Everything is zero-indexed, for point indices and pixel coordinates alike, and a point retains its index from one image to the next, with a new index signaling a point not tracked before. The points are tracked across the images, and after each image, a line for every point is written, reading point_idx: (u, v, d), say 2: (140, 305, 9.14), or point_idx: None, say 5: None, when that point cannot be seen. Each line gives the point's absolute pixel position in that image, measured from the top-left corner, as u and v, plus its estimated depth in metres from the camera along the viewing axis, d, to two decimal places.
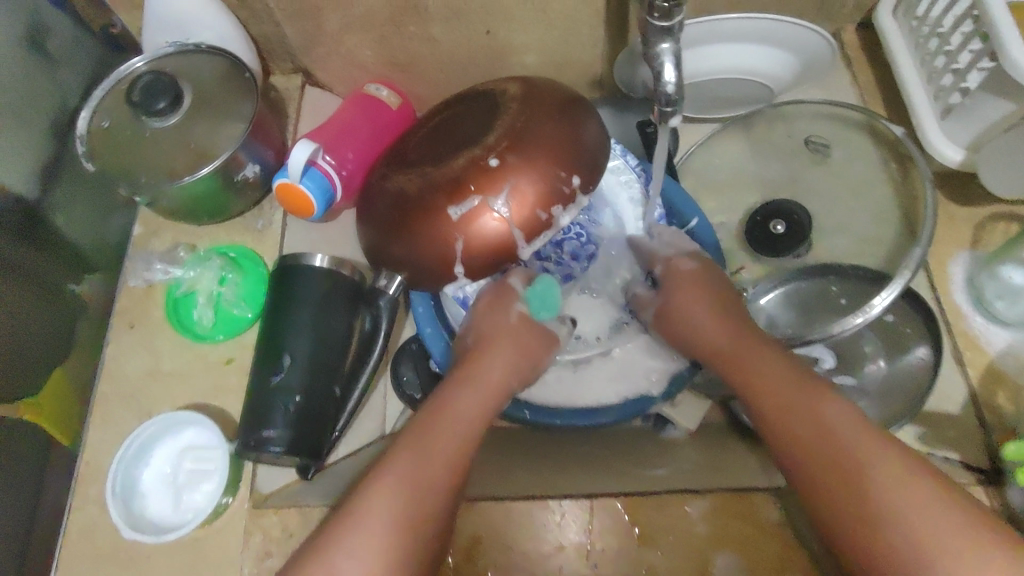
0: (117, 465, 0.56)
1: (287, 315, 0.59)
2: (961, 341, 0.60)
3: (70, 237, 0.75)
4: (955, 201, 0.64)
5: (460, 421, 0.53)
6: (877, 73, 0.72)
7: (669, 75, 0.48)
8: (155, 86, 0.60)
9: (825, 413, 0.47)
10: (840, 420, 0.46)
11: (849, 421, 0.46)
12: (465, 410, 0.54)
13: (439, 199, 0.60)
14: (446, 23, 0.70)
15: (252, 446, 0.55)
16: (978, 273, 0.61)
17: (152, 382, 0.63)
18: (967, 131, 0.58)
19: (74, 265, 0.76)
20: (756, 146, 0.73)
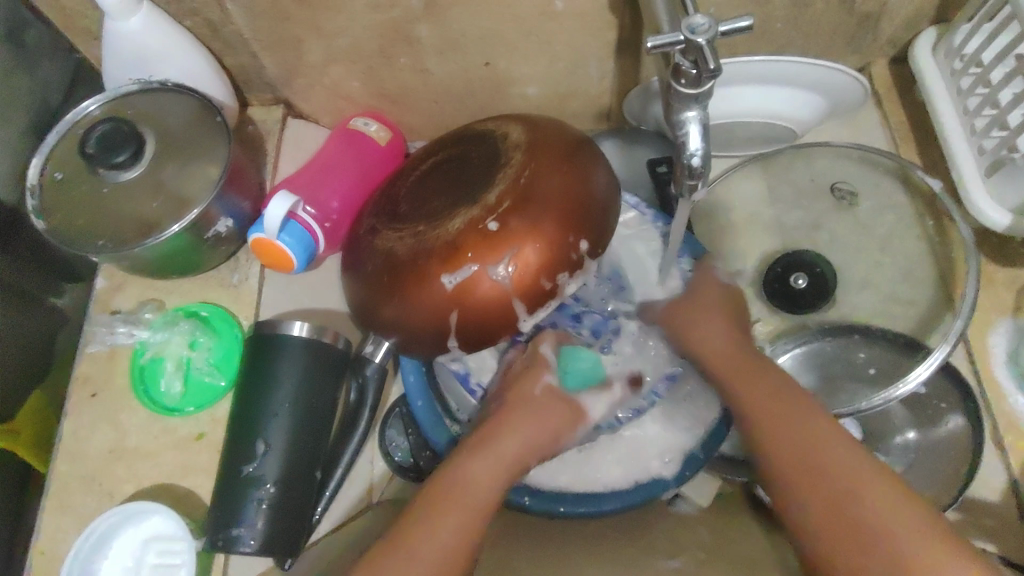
0: (71, 563, 0.50)
1: (262, 395, 0.52)
2: (1000, 421, 0.54)
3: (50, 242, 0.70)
4: (995, 262, 0.58)
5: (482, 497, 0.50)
6: (909, 111, 0.66)
7: (695, 144, 0.43)
8: (114, 138, 0.54)
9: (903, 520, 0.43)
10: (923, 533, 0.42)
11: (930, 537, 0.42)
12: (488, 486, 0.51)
13: (434, 265, 0.56)
14: (440, 55, 0.64)
15: (222, 545, 0.50)
16: (1021, 345, 0.55)
17: (117, 460, 0.57)
18: (1018, 191, 0.54)
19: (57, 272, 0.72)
20: (775, 191, 0.67)
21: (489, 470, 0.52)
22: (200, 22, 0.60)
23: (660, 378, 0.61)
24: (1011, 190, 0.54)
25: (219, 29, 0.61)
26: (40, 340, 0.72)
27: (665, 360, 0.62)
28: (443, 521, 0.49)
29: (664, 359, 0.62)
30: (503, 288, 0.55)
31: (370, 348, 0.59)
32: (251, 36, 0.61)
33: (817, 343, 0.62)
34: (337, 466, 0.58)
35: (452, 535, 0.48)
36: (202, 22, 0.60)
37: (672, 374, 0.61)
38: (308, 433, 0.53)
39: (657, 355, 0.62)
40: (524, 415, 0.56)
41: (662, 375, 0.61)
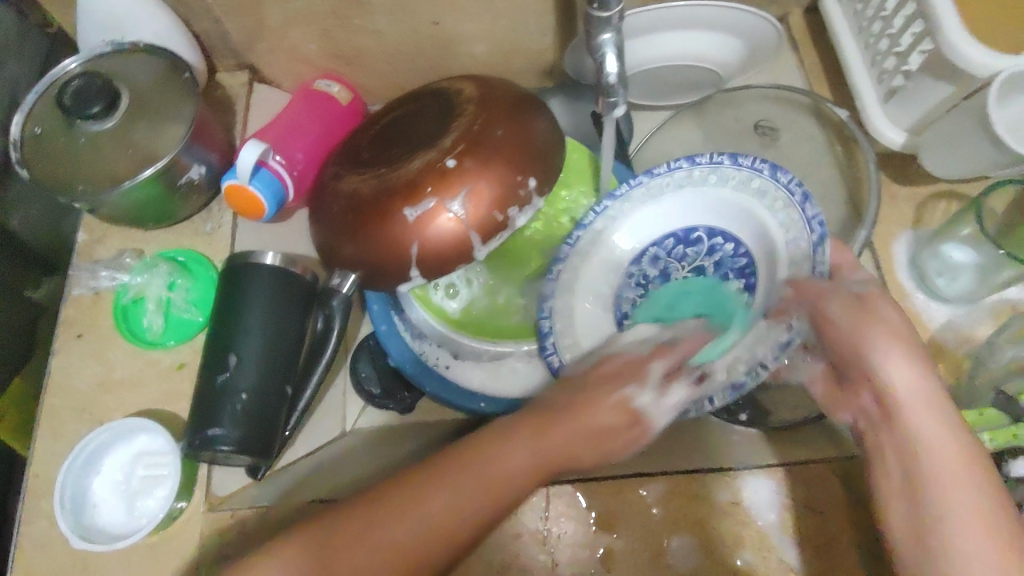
0: (65, 476, 0.56)
1: (237, 316, 0.58)
2: (903, 318, 0.60)
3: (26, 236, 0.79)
4: (898, 182, 0.65)
5: (515, 481, 0.47)
6: (823, 55, 0.73)
7: (611, 66, 0.49)
8: (88, 91, 0.59)
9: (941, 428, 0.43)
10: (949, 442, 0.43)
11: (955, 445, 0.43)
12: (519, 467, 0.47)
13: (394, 201, 0.59)
14: (391, 15, 0.68)
15: (199, 446, 0.55)
16: (921, 252, 0.61)
17: (105, 393, 0.62)
18: (908, 115, 0.59)
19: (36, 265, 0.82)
20: (708, 133, 0.73)
21: (536, 454, 0.48)
22: None
23: (724, 388, 0.52)
24: (906, 114, 0.59)
25: None
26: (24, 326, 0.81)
27: (744, 371, 0.52)
28: (457, 486, 0.46)
29: (740, 369, 0.52)
30: (459, 222, 0.58)
31: (336, 280, 0.62)
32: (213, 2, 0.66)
33: None
34: (306, 390, 0.62)
35: (453, 504, 0.45)
36: None
37: (739, 388, 0.52)
38: (278, 348, 0.58)
39: (737, 368, 0.53)
40: (592, 403, 0.50)
41: (728, 384, 0.52)
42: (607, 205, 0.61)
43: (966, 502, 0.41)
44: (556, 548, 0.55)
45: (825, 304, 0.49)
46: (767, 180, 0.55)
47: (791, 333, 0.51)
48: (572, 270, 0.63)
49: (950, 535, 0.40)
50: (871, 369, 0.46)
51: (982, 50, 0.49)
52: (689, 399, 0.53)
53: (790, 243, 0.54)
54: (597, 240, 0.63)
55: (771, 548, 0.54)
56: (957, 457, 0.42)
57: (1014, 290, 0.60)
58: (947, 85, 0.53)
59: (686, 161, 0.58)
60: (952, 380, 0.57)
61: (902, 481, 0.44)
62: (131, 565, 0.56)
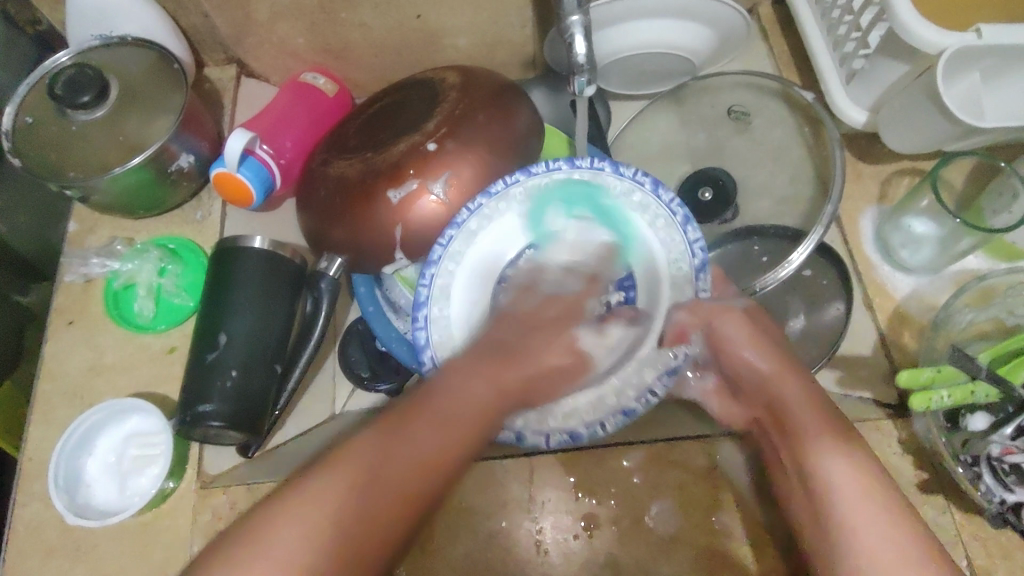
0: (59, 455, 0.57)
1: (226, 296, 0.59)
2: (870, 288, 0.64)
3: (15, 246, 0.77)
4: (863, 160, 0.69)
5: (438, 415, 0.50)
6: (792, 44, 0.76)
7: (580, 46, 0.53)
8: (79, 81, 0.60)
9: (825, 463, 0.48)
10: (838, 472, 0.47)
11: (845, 472, 0.47)
12: (444, 406, 0.51)
13: (379, 184, 0.60)
14: (375, 9, 0.70)
15: (191, 422, 0.56)
16: (884, 225, 0.65)
17: (96, 376, 0.63)
18: (869, 95, 0.63)
19: (23, 274, 0.79)
20: (685, 118, 0.75)
21: (481, 395, 0.53)
22: None
23: (616, 412, 0.56)
24: (865, 94, 0.64)
25: None
26: (9, 331, 0.79)
27: (633, 396, 0.57)
28: (445, 417, 0.51)
29: (631, 394, 0.57)
30: (441, 204, 0.60)
31: (325, 263, 0.64)
32: None
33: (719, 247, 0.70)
34: (297, 368, 0.63)
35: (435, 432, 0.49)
36: None
37: (632, 411, 0.56)
38: (266, 329, 0.60)
39: (629, 390, 0.57)
40: (542, 345, 0.59)
41: (620, 409, 0.56)
42: (482, 203, 0.61)
43: (862, 509, 0.45)
44: (539, 515, 0.57)
45: (725, 326, 0.57)
46: (650, 195, 0.60)
47: (680, 356, 0.57)
48: (446, 277, 0.62)
49: (851, 539, 0.45)
50: (768, 382, 0.54)
51: (933, 30, 0.52)
52: (587, 423, 0.57)
53: (674, 263, 0.59)
54: (469, 241, 0.62)
55: (746, 510, 0.56)
56: (859, 474, 0.46)
57: (974, 260, 0.63)
58: (905, 64, 0.58)
59: (565, 162, 0.61)
60: (916, 346, 0.61)
61: (806, 493, 0.49)
62: (124, 541, 0.57)
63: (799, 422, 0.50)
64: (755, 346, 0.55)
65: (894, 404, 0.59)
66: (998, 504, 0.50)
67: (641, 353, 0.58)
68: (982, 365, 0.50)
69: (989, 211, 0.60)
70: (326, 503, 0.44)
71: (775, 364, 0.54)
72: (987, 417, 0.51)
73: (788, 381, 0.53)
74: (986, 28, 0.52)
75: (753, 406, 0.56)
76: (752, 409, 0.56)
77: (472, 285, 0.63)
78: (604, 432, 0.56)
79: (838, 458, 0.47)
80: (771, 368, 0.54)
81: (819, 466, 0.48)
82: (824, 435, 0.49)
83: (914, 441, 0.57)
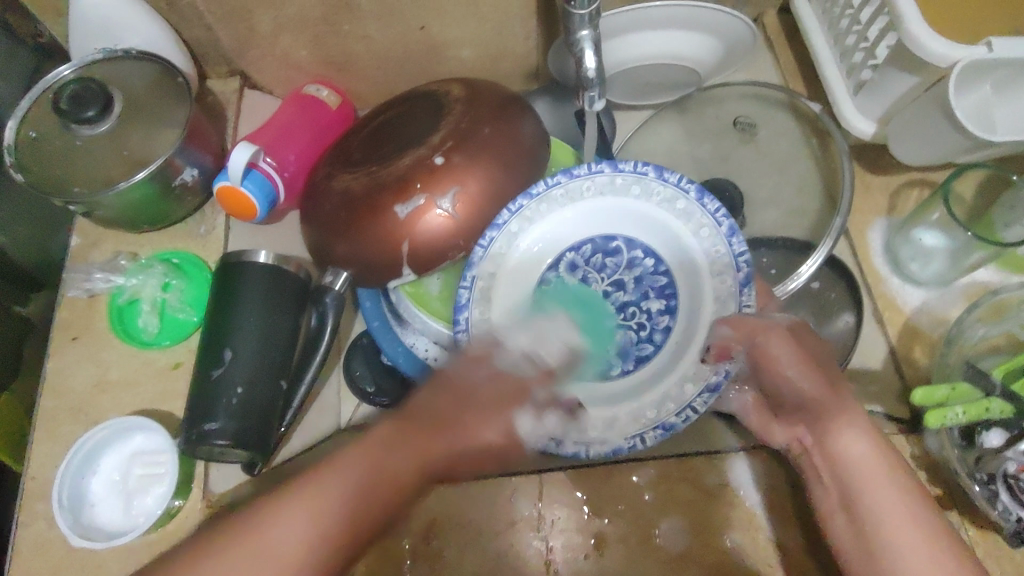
0: (64, 476, 0.56)
1: (232, 312, 0.59)
2: (880, 301, 0.64)
3: (14, 257, 0.76)
4: (872, 172, 0.69)
5: (377, 471, 0.47)
6: (798, 55, 0.76)
7: (590, 61, 0.54)
8: (84, 95, 0.60)
9: (846, 455, 0.48)
10: (861, 462, 0.47)
11: (869, 462, 0.47)
12: (391, 462, 0.48)
13: (386, 198, 0.60)
14: (379, 21, 0.70)
15: (196, 440, 0.56)
16: (894, 238, 0.65)
17: (99, 393, 0.63)
18: (878, 106, 0.63)
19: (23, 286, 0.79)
20: (690, 128, 0.74)
21: (420, 446, 0.50)
22: None
23: (654, 427, 0.56)
24: (874, 106, 0.63)
25: (173, 4, 0.67)
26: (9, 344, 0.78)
27: (673, 411, 0.56)
28: (405, 452, 0.49)
29: (669, 410, 0.56)
30: (449, 220, 0.60)
31: (330, 278, 0.64)
32: (204, 9, 0.67)
33: None
34: (302, 386, 0.63)
35: (396, 476, 0.48)
36: None
37: (671, 426, 0.56)
38: (271, 345, 0.59)
39: (668, 406, 0.56)
40: (477, 422, 0.51)
41: (659, 424, 0.56)
42: (523, 204, 0.61)
43: (898, 513, 0.45)
44: (549, 534, 0.57)
45: (767, 343, 0.53)
46: (694, 203, 0.59)
47: (720, 374, 0.55)
48: (484, 286, 0.61)
49: (878, 526, 0.45)
50: (808, 395, 0.51)
51: (943, 42, 0.52)
52: (627, 436, 0.56)
53: (716, 273, 0.58)
54: (511, 243, 0.62)
55: (758, 527, 0.56)
56: (879, 460, 0.47)
57: (982, 273, 0.64)
58: (915, 75, 0.57)
59: (608, 166, 0.60)
60: (928, 361, 0.61)
61: (833, 483, 0.48)
62: (130, 562, 0.57)
63: (823, 412, 0.50)
64: (802, 365, 0.52)
65: (905, 419, 0.59)
66: (1016, 522, 0.49)
67: (683, 367, 0.57)
68: (996, 383, 0.51)
69: (1001, 223, 0.61)
70: (286, 539, 0.43)
71: (820, 384, 0.51)
72: (1004, 432, 0.50)
73: (835, 398, 0.50)
74: (998, 41, 0.52)
75: (794, 420, 0.53)
76: (793, 419, 0.53)
77: (512, 283, 0.62)
78: (643, 446, 0.56)
79: (857, 438, 0.48)
80: (815, 387, 0.51)
81: (838, 451, 0.48)
82: (837, 417, 0.49)
83: (927, 456, 0.56)
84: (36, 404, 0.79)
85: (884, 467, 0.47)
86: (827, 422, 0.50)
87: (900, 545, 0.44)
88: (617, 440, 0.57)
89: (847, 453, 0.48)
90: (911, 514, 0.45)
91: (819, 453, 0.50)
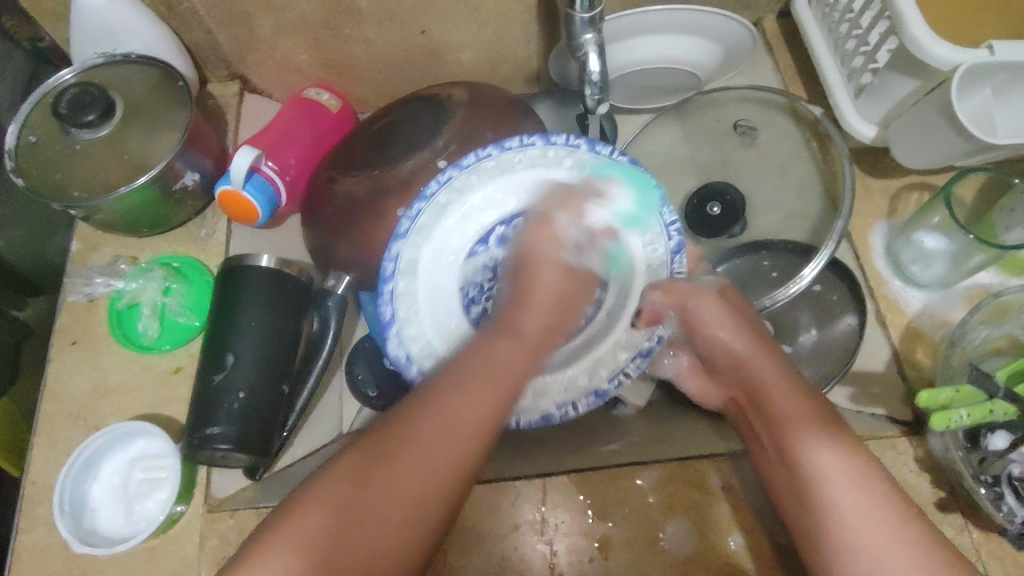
0: (64, 481, 0.56)
1: (233, 316, 0.59)
2: (882, 303, 0.64)
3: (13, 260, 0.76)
4: (872, 175, 0.69)
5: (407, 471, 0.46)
6: (798, 59, 0.76)
7: (594, 64, 0.55)
8: (83, 98, 0.60)
9: (810, 457, 0.49)
10: (826, 462, 0.48)
11: (835, 463, 0.48)
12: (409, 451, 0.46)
13: (389, 202, 0.61)
14: (379, 25, 0.70)
15: (198, 445, 0.56)
16: (895, 241, 0.66)
17: (99, 398, 0.63)
18: (878, 110, 0.63)
19: (22, 289, 0.78)
20: (690, 132, 0.74)
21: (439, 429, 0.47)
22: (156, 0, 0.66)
23: (588, 394, 0.56)
24: (874, 109, 0.63)
25: (175, 8, 0.67)
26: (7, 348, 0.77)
27: (608, 377, 0.56)
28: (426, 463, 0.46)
29: (601, 376, 0.56)
30: None
31: (331, 282, 0.63)
32: (205, 12, 0.67)
33: (728, 260, 0.68)
34: (304, 390, 0.63)
35: (446, 447, 0.47)
36: None
37: (604, 392, 0.56)
38: (275, 350, 0.59)
39: (601, 373, 0.56)
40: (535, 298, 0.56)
41: (593, 390, 0.56)
42: (453, 175, 0.57)
43: (865, 514, 0.46)
44: (553, 537, 0.56)
45: (700, 309, 0.58)
46: (626, 172, 0.57)
47: (654, 340, 0.56)
48: (410, 262, 0.57)
49: (833, 514, 0.47)
50: (744, 364, 0.56)
51: (946, 46, 0.52)
52: (559, 405, 0.55)
53: (647, 245, 0.57)
54: (438, 216, 0.57)
55: (764, 531, 0.55)
56: (844, 457, 0.48)
57: (984, 276, 0.64)
58: (915, 79, 0.57)
59: (540, 138, 0.57)
60: (930, 363, 0.61)
61: (790, 475, 0.50)
62: (130, 568, 0.56)
63: (789, 415, 0.51)
64: (731, 326, 0.58)
65: (909, 421, 0.59)
66: (1020, 524, 0.50)
67: (615, 336, 0.56)
68: (1000, 385, 0.50)
69: (1001, 226, 0.62)
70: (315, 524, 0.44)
71: (749, 348, 0.57)
72: (1007, 435, 0.51)
73: (764, 364, 0.56)
74: (999, 45, 0.52)
75: (727, 386, 0.59)
76: (731, 390, 0.59)
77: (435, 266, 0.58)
78: (576, 414, 0.55)
79: (825, 447, 0.49)
80: (746, 351, 0.57)
81: (803, 452, 0.50)
82: (805, 425, 0.50)
83: (931, 459, 0.56)
84: (36, 408, 0.78)
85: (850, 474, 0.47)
86: (788, 422, 0.51)
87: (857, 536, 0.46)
88: (551, 409, 0.56)
89: (811, 456, 0.49)
90: (880, 515, 0.46)
91: (787, 457, 0.51)
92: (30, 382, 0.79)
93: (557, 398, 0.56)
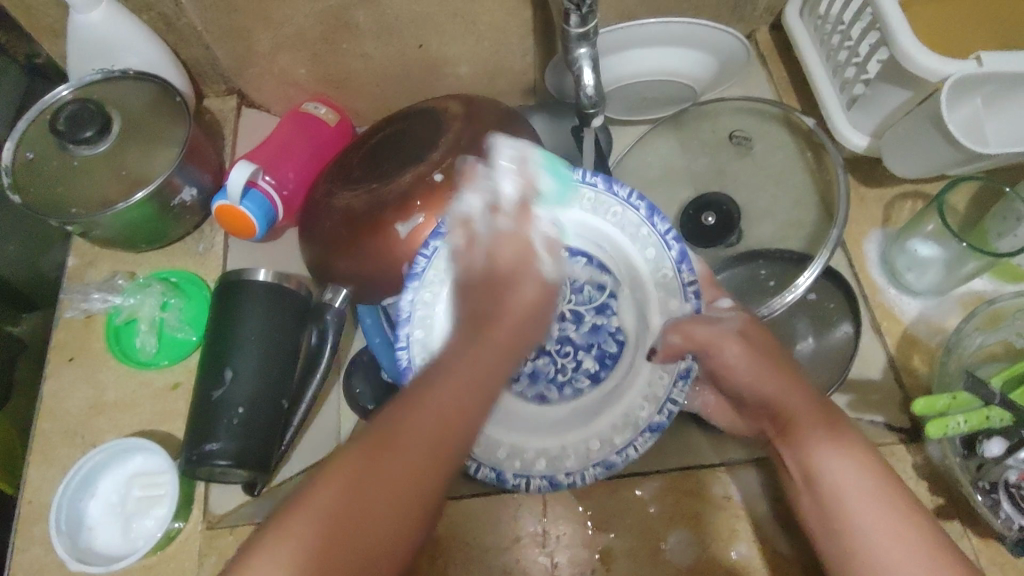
0: (61, 499, 0.56)
1: (231, 330, 0.59)
2: (878, 311, 0.65)
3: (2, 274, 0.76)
4: (866, 184, 0.70)
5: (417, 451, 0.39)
6: (791, 71, 0.78)
7: (588, 79, 0.56)
8: (81, 115, 0.60)
9: (820, 462, 0.48)
10: (834, 469, 0.47)
11: (844, 468, 0.47)
12: (426, 422, 0.40)
13: (386, 216, 0.60)
14: (377, 39, 0.70)
15: (196, 461, 0.55)
16: (890, 249, 0.66)
17: (97, 415, 0.62)
18: (871, 120, 0.64)
19: (15, 304, 0.78)
20: (686, 143, 0.75)
21: (436, 409, 0.41)
22: (155, 17, 0.66)
23: (595, 463, 0.55)
24: (866, 119, 0.64)
25: (173, 24, 0.67)
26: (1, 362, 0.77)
27: (654, 410, 0.55)
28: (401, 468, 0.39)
29: (617, 442, 0.55)
30: None
31: (330, 295, 0.64)
32: (203, 28, 0.67)
33: (725, 271, 0.69)
34: (303, 404, 0.63)
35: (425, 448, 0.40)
36: (158, 16, 0.66)
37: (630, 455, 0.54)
38: (273, 365, 0.59)
39: (614, 440, 0.55)
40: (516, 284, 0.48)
41: (601, 461, 0.55)
42: (436, 245, 0.56)
43: (876, 512, 0.45)
44: (554, 550, 0.56)
45: (724, 355, 0.54)
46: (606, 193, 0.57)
47: (668, 409, 0.55)
48: (426, 304, 0.57)
49: (855, 530, 0.45)
50: (772, 399, 0.52)
51: (934, 56, 0.53)
52: (617, 448, 0.55)
53: (656, 273, 0.57)
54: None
55: (764, 543, 0.55)
56: (859, 463, 0.47)
57: (978, 283, 0.65)
58: (907, 90, 0.58)
59: None
60: (927, 370, 0.62)
61: (806, 485, 0.49)
62: None
63: (799, 422, 0.50)
64: (756, 370, 0.53)
65: (907, 428, 0.59)
66: (1017, 530, 0.50)
67: (638, 384, 0.56)
68: (995, 391, 0.50)
69: (993, 233, 0.62)
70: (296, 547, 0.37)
71: (782, 385, 0.52)
72: (1004, 442, 0.51)
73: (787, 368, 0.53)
74: (986, 56, 0.53)
75: (759, 419, 0.54)
76: (758, 419, 0.54)
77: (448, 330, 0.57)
78: (582, 483, 0.54)
79: (835, 447, 0.48)
80: (776, 391, 0.52)
81: (814, 458, 0.48)
82: (813, 427, 0.49)
83: (929, 465, 0.57)
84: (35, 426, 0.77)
85: (869, 480, 0.46)
86: (799, 427, 0.50)
87: (875, 541, 0.44)
88: (586, 467, 0.55)
89: (820, 461, 0.48)
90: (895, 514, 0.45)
91: (799, 464, 0.49)
92: (25, 399, 0.78)
93: (569, 464, 0.55)
